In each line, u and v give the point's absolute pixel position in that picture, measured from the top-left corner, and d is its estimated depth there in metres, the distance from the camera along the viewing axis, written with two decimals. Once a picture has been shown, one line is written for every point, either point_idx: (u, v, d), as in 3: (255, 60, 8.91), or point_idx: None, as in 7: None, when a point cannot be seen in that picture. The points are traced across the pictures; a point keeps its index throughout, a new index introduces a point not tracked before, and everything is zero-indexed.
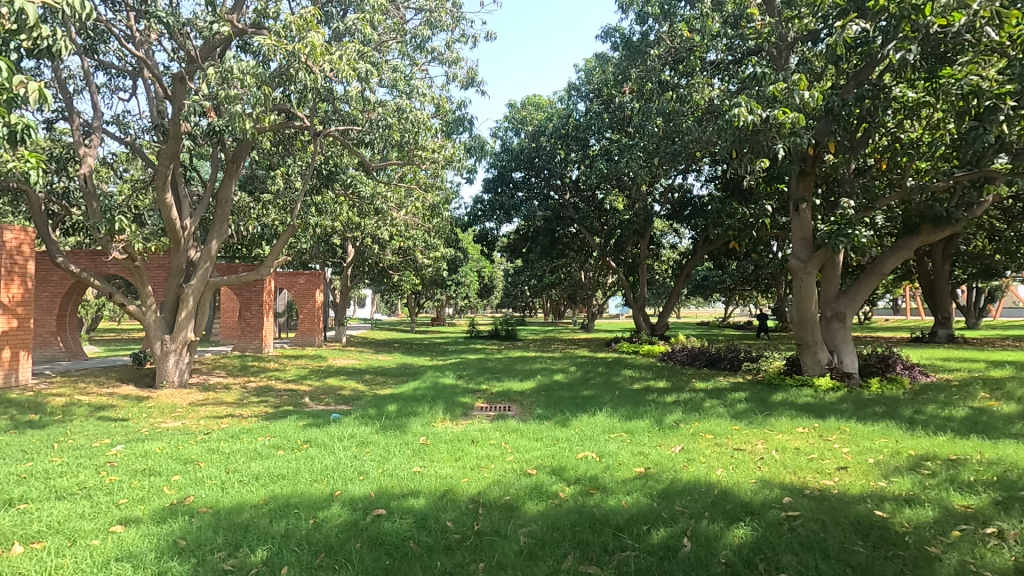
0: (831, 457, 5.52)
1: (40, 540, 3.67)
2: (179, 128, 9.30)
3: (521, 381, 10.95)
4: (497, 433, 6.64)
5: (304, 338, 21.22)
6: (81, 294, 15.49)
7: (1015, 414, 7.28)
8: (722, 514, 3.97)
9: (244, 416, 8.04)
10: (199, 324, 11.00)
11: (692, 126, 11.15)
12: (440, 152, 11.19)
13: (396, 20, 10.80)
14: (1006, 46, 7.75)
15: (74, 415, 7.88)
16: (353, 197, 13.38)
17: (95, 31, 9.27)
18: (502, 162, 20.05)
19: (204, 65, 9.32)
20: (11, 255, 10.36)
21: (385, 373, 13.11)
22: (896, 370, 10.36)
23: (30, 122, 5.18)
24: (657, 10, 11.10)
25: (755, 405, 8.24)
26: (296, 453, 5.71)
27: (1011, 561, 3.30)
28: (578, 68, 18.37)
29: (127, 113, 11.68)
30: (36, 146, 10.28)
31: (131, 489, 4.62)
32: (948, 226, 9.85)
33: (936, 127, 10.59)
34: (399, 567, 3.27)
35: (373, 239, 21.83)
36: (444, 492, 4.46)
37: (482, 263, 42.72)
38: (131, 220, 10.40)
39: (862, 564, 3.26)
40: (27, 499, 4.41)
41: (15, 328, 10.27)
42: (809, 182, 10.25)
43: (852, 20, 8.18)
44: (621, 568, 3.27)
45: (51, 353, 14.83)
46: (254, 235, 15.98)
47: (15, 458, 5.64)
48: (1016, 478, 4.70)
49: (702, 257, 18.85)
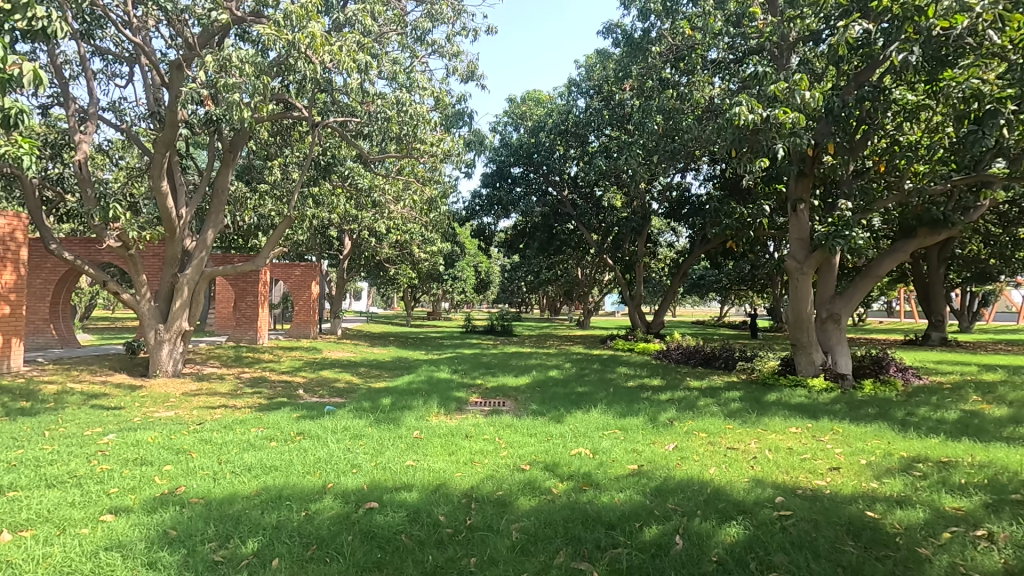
0: (823, 457, 5.55)
1: (29, 528, 3.64)
2: (176, 115, 9.17)
3: (516, 376, 10.93)
4: (490, 429, 6.59)
5: (299, 329, 21.05)
6: (75, 281, 15.44)
7: (1006, 417, 7.33)
8: (715, 512, 3.98)
9: (238, 407, 8.02)
10: (193, 314, 10.96)
11: (692, 125, 10.93)
12: (439, 146, 11.02)
13: (396, 11, 10.64)
14: (1008, 51, 7.77)
15: (68, 403, 7.85)
16: (351, 190, 13.07)
17: (91, 15, 9.16)
18: (501, 157, 19.90)
19: (201, 53, 9.22)
20: (3, 241, 10.21)
21: (381, 367, 13.06)
22: (889, 372, 10.43)
23: (23, 107, 5.11)
24: (659, 6, 11.16)
25: (749, 404, 8.27)
26: (288, 445, 5.69)
27: (1001, 563, 3.32)
28: (578, 64, 18.24)
29: (123, 100, 11.53)
30: (29, 131, 10.21)
31: (122, 478, 4.59)
32: (943, 231, 9.96)
33: (935, 131, 10.70)
34: (390, 561, 3.27)
35: (371, 232, 20.99)
36: (437, 486, 4.46)
37: (481, 258, 42.36)
38: (125, 208, 10.25)
39: (852, 564, 3.28)
40: (17, 487, 4.38)
41: (7, 315, 10.20)
42: (807, 184, 10.22)
43: (856, 20, 8.09)
44: (612, 565, 3.27)
45: (43, 340, 14.78)
46: (250, 225, 15.98)
47: (6, 445, 5.60)
48: (1006, 481, 4.73)
49: (700, 256, 18.66)
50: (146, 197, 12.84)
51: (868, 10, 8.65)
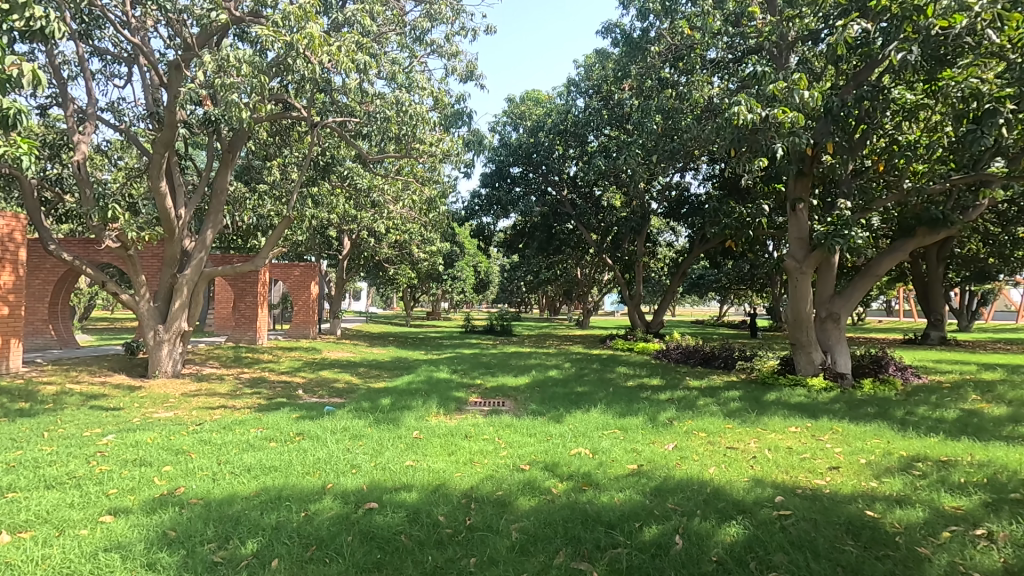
0: (823, 457, 5.54)
1: (27, 530, 3.63)
2: (174, 116, 9.15)
3: (516, 376, 10.92)
4: (489, 429, 6.58)
5: (299, 329, 21.04)
6: (74, 281, 15.42)
7: (1005, 416, 7.34)
8: (714, 512, 3.97)
9: (237, 407, 8.04)
10: (192, 314, 10.97)
11: (691, 124, 10.94)
12: (438, 145, 11.04)
13: (395, 11, 10.64)
14: (1007, 50, 7.77)
15: (66, 404, 7.82)
16: (350, 190, 13.11)
17: (90, 15, 9.18)
18: (500, 157, 19.84)
19: (200, 53, 9.19)
20: (1, 242, 10.19)
21: (380, 367, 13.05)
22: (888, 372, 10.43)
23: (21, 107, 5.09)
24: (659, 6, 11.25)
25: (749, 404, 8.25)
26: (288, 445, 5.68)
27: (1000, 563, 3.32)
28: (578, 64, 18.22)
29: (121, 100, 11.52)
30: (28, 131, 10.20)
31: (121, 480, 4.58)
32: (943, 230, 9.92)
33: (933, 130, 10.69)
34: (390, 562, 3.26)
35: (370, 232, 21.25)
36: (437, 487, 4.46)
37: (480, 258, 42.29)
38: (124, 208, 10.23)
39: (852, 564, 3.28)
40: (16, 488, 4.37)
41: (5, 316, 10.19)
42: (807, 183, 10.21)
43: (854, 19, 8.11)
44: (612, 565, 3.26)
45: (42, 341, 14.74)
46: (249, 225, 15.96)
47: (5, 446, 5.60)
48: (1006, 480, 4.73)
49: (700, 256, 18.68)
50: (145, 197, 12.84)
51: (867, 9, 8.66)
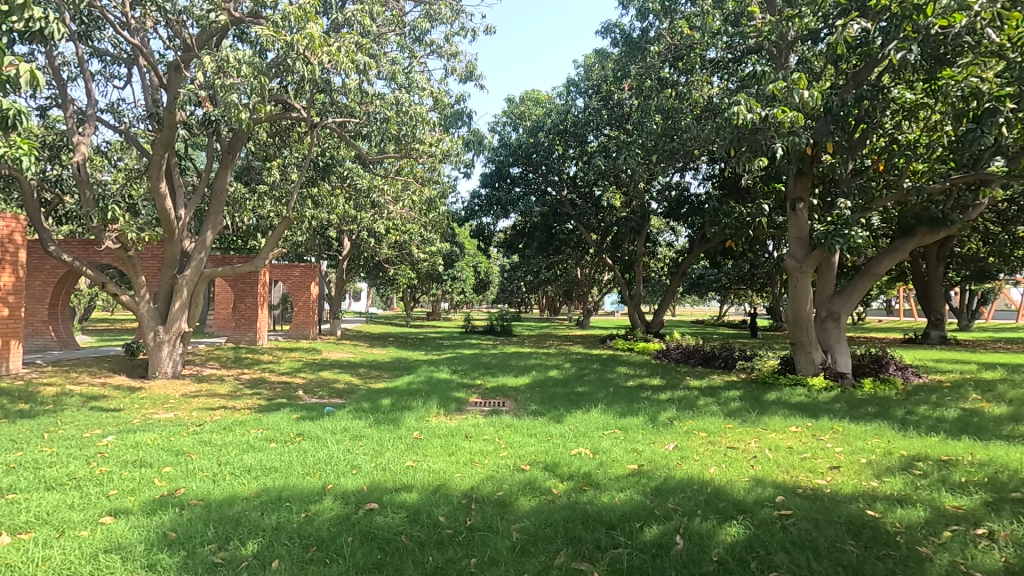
0: (823, 457, 5.54)
1: (28, 531, 3.63)
2: (174, 116, 9.15)
3: (516, 376, 10.93)
4: (489, 429, 6.58)
5: (299, 330, 21.04)
6: (75, 282, 15.43)
7: (1005, 415, 7.34)
8: (715, 512, 3.97)
9: (237, 408, 8.02)
10: (192, 315, 10.98)
11: (691, 124, 10.94)
12: (438, 146, 11.02)
13: (395, 11, 10.66)
14: (1006, 48, 7.76)
15: (66, 406, 7.82)
16: (350, 190, 13.17)
17: (90, 17, 9.18)
18: (500, 158, 19.82)
19: (199, 54, 9.16)
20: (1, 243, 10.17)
21: (380, 367, 13.05)
22: (888, 371, 10.43)
23: (21, 108, 5.07)
24: (659, 6, 11.25)
25: (749, 403, 8.25)
26: (288, 446, 5.68)
27: (1001, 562, 3.31)
28: (577, 64, 18.22)
29: (121, 101, 11.53)
30: (28, 132, 10.20)
31: (121, 480, 4.58)
32: (943, 229, 9.89)
33: (933, 129, 10.69)
34: (390, 562, 3.26)
35: (369, 232, 21.10)
36: (437, 487, 4.46)
37: (480, 258, 42.21)
38: (124, 209, 10.23)
39: (853, 564, 3.28)
40: (16, 489, 4.37)
41: (5, 317, 10.17)
42: (807, 182, 10.21)
43: (853, 19, 8.11)
44: (612, 566, 3.26)
45: (42, 342, 14.73)
46: (249, 226, 15.95)
47: (5, 447, 5.60)
48: (1006, 480, 4.72)
49: (700, 256, 18.67)
50: (144, 198, 12.83)
51: (866, 8, 8.66)
